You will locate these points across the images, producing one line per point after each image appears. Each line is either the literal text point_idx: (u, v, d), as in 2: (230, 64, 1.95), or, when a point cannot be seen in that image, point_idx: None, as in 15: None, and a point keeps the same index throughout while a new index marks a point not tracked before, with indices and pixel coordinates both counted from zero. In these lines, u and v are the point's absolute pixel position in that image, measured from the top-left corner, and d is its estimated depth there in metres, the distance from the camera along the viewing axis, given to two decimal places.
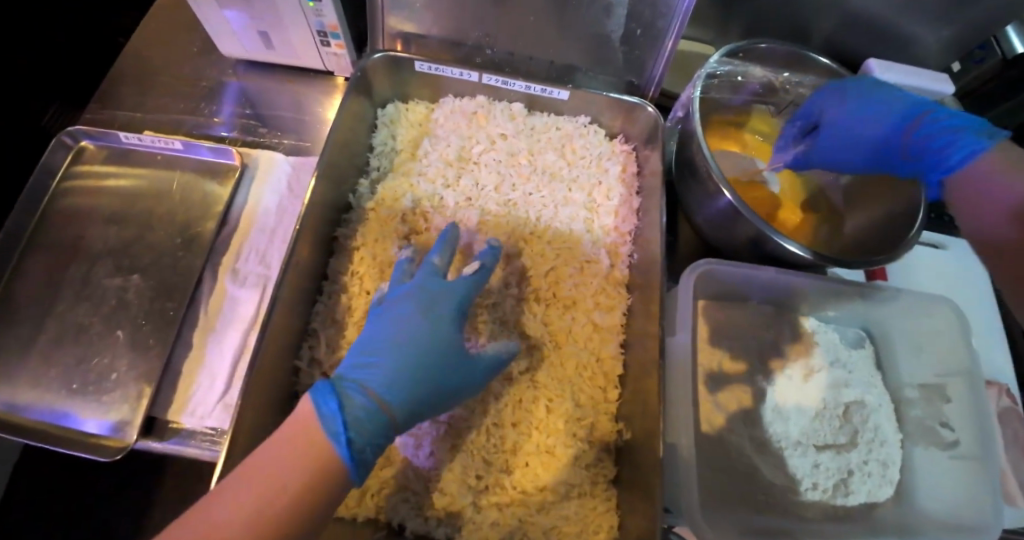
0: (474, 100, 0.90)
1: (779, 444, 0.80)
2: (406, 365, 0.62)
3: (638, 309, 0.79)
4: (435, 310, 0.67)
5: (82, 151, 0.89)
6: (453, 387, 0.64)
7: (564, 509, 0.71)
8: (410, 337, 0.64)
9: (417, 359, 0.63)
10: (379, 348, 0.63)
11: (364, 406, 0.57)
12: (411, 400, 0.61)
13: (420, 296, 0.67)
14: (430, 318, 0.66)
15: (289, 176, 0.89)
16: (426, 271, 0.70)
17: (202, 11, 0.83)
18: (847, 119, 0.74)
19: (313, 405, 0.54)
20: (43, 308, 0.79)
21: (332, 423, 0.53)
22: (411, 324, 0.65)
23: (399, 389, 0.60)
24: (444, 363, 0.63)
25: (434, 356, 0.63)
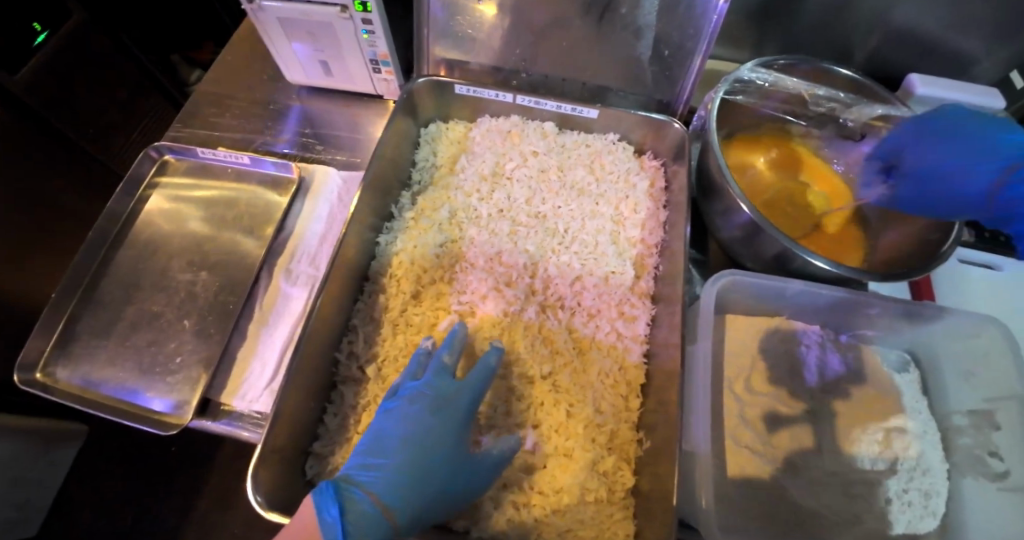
0: (508, 119, 0.96)
1: (810, 468, 0.77)
2: (406, 469, 0.66)
3: (662, 320, 0.80)
4: (442, 413, 0.71)
5: (166, 164, 1.01)
6: (451, 495, 0.66)
7: (580, 513, 0.72)
8: (413, 441, 0.68)
9: (419, 467, 0.66)
10: (385, 450, 0.68)
11: (364, 513, 0.61)
12: (414, 505, 0.64)
13: (429, 395, 0.71)
14: (437, 416, 0.70)
15: (340, 187, 0.98)
16: (437, 372, 0.74)
17: (273, 42, 0.95)
18: (935, 165, 0.69)
19: (315, 509, 0.59)
20: (125, 296, 0.90)
21: (332, 530, 0.58)
22: (416, 427, 0.69)
23: (399, 493, 0.64)
24: (446, 471, 0.67)
25: (433, 463, 0.67)
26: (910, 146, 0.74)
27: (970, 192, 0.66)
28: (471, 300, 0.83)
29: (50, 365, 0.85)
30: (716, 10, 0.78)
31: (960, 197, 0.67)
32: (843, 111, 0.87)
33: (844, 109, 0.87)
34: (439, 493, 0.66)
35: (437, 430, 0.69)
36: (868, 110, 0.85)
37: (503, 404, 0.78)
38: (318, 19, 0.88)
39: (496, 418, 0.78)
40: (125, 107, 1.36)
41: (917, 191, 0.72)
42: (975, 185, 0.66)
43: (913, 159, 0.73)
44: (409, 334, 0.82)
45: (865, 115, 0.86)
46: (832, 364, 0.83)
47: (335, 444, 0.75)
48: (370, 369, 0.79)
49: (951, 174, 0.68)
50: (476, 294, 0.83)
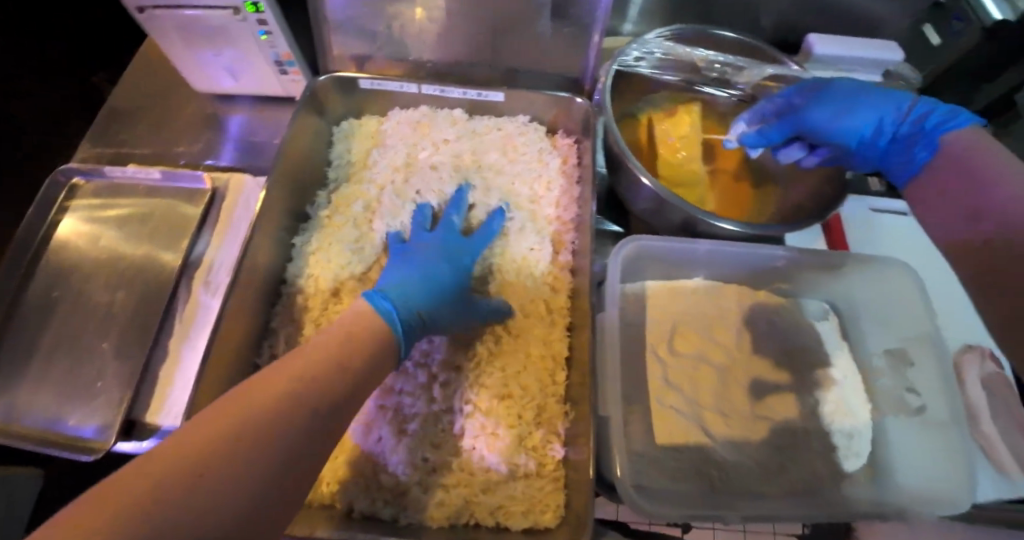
0: (418, 110, 0.94)
1: (734, 422, 0.78)
2: (432, 288, 0.74)
3: (581, 292, 0.81)
4: (453, 257, 0.81)
5: (75, 188, 0.96)
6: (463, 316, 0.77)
7: (510, 489, 0.72)
8: (433, 269, 0.77)
9: (443, 287, 0.76)
10: (411, 273, 0.75)
11: (410, 311, 0.69)
12: (438, 317, 0.74)
13: (442, 242, 0.81)
14: (450, 259, 0.80)
15: (257, 193, 0.96)
16: (447, 226, 0.84)
17: (174, 50, 0.93)
18: (847, 89, 0.72)
19: (370, 302, 0.65)
20: (41, 324, 0.88)
21: (388, 316, 0.65)
22: (436, 258, 0.79)
23: (429, 305, 0.73)
24: (460, 297, 0.77)
25: (451, 287, 0.77)
26: (808, 84, 0.77)
27: (854, 111, 0.70)
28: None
29: None
30: None
31: (869, 113, 0.70)
32: (736, 74, 0.89)
33: (736, 73, 0.89)
34: (456, 311, 0.76)
35: (450, 267, 0.79)
36: (759, 71, 0.87)
37: (427, 394, 0.78)
38: (214, 23, 0.87)
39: (423, 407, 0.77)
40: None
41: (822, 110, 0.72)
42: (884, 106, 0.69)
43: (826, 85, 0.74)
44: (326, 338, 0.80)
45: (756, 77, 0.88)
46: (758, 319, 0.85)
47: None
48: None
49: (855, 98, 0.71)
50: None
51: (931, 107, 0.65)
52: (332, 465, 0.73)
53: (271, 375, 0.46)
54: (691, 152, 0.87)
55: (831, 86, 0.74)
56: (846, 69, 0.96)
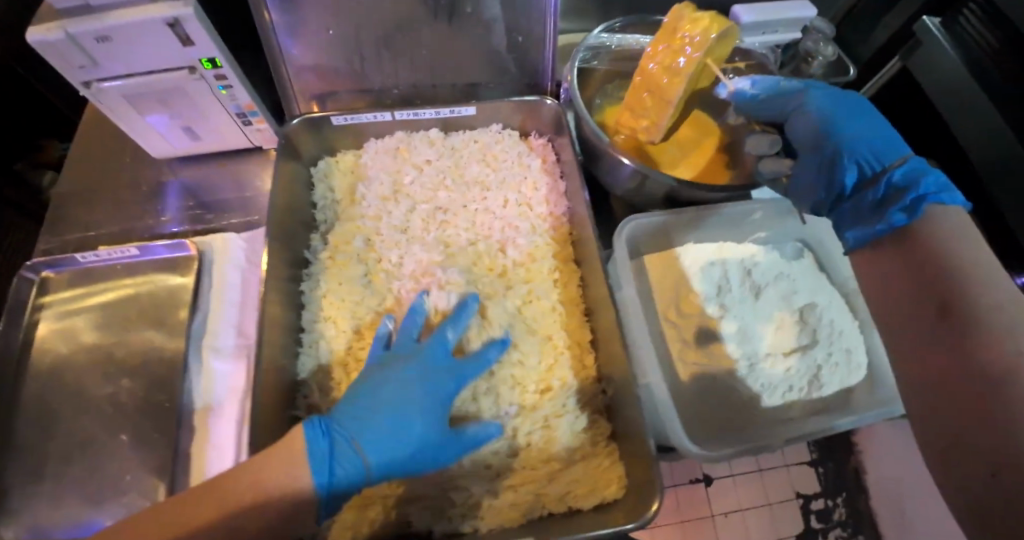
0: (393, 137, 0.96)
1: (751, 363, 0.86)
2: (398, 415, 0.68)
3: (590, 278, 0.86)
4: (432, 381, 0.71)
5: (46, 281, 0.92)
6: (439, 462, 0.69)
7: (573, 473, 0.76)
8: (401, 399, 0.69)
9: (418, 414, 0.68)
10: (382, 406, 0.68)
11: (343, 461, 0.64)
12: (398, 463, 0.67)
13: (423, 367, 0.72)
14: (426, 384, 0.71)
15: (245, 249, 0.95)
16: (440, 344, 0.75)
17: (125, 121, 0.90)
18: (871, 120, 0.75)
19: (304, 444, 0.62)
20: (44, 433, 0.82)
21: (320, 464, 0.61)
22: (417, 393, 0.69)
23: (376, 445, 0.66)
24: (438, 441, 0.69)
25: (416, 418, 0.68)
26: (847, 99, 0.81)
27: (858, 128, 0.74)
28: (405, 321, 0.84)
29: None
30: None
31: (860, 139, 0.72)
32: None
33: None
34: (431, 461, 0.69)
35: (427, 399, 0.70)
36: None
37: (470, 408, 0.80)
38: (167, 85, 0.85)
39: (470, 419, 0.80)
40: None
41: (828, 110, 0.77)
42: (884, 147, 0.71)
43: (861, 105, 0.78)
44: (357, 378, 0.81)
45: None
46: (751, 267, 0.93)
47: None
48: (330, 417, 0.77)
49: (862, 125, 0.74)
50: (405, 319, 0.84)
51: (916, 174, 0.64)
52: (399, 494, 0.75)
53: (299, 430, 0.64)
54: (673, 74, 0.80)
55: (862, 113, 0.76)
56: (770, 31, 1.05)
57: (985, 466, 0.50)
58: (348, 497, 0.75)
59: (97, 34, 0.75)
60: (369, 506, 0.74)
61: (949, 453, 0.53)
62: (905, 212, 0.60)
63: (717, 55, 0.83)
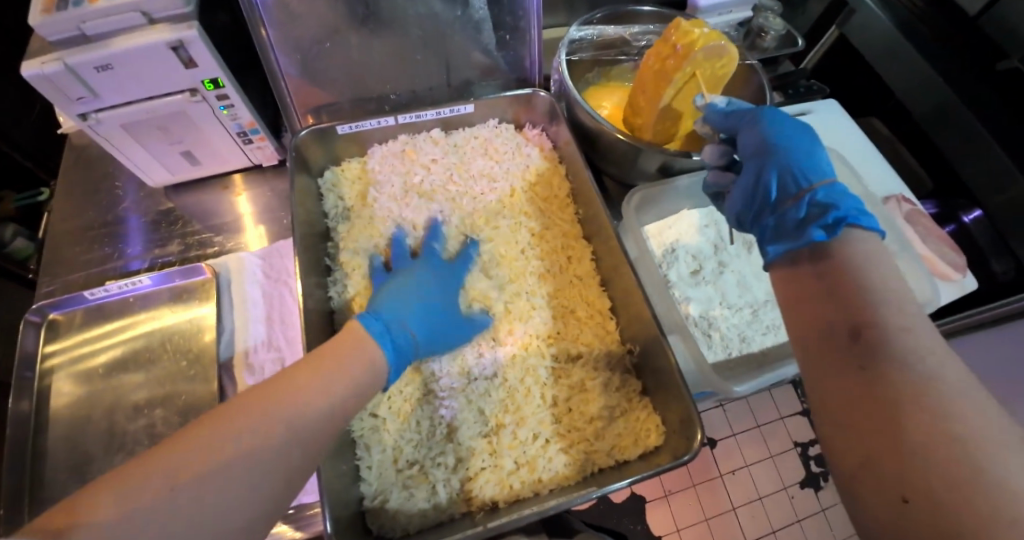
0: (397, 141, 1.00)
1: (755, 310, 0.95)
2: (418, 300, 0.81)
3: (602, 251, 0.93)
4: (428, 265, 0.86)
5: (54, 323, 0.91)
6: (449, 326, 0.83)
7: (616, 428, 0.82)
8: (420, 293, 0.82)
9: (426, 290, 0.83)
10: (400, 295, 0.81)
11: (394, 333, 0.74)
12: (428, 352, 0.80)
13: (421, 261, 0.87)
14: (427, 273, 0.85)
15: (261, 265, 0.95)
16: (431, 253, 0.89)
17: (124, 152, 0.89)
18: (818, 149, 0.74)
19: (366, 327, 0.72)
20: (82, 475, 0.81)
21: (380, 338, 0.72)
22: (415, 273, 0.84)
23: (395, 303, 0.79)
24: (443, 309, 0.83)
25: (430, 293, 0.83)
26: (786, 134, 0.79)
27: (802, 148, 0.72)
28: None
29: None
30: None
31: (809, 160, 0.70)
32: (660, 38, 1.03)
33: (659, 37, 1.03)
34: (442, 327, 0.83)
35: (425, 277, 0.84)
36: None
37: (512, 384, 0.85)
38: (167, 111, 0.85)
39: (513, 394, 0.84)
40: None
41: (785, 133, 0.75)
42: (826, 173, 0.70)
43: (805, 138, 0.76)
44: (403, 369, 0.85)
45: None
46: None
47: (386, 491, 0.77)
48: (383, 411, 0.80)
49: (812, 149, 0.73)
50: None
51: (836, 195, 0.64)
52: (461, 473, 0.79)
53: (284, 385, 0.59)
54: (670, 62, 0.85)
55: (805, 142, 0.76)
56: (725, 12, 1.16)
57: (895, 492, 0.44)
58: (412, 484, 0.78)
59: (98, 63, 0.74)
60: (434, 489, 0.77)
61: (857, 477, 0.48)
62: (826, 229, 0.59)
63: (706, 74, 0.86)
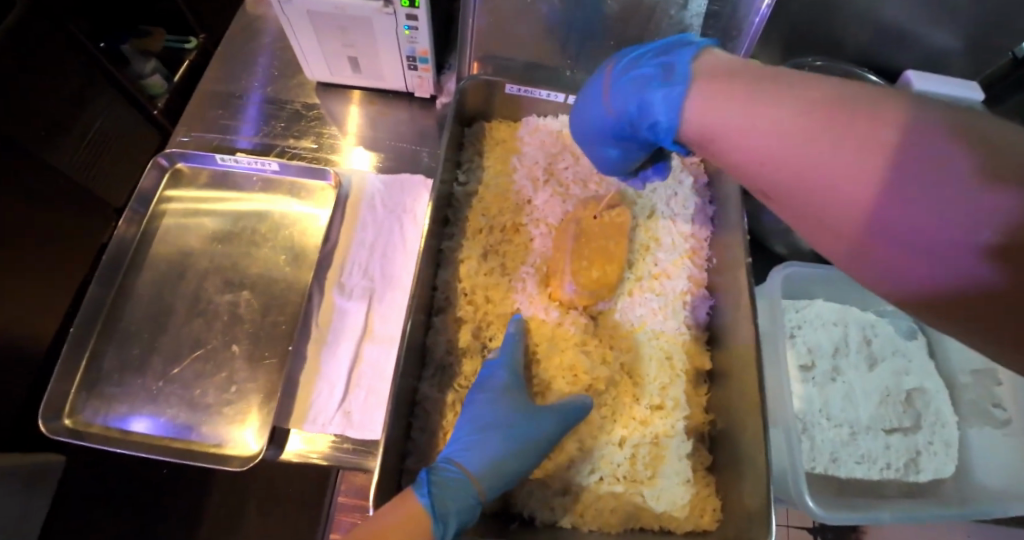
0: (556, 120, 0.95)
1: (854, 430, 0.86)
2: (473, 436, 0.71)
3: (723, 307, 0.86)
4: (492, 386, 0.75)
5: (178, 173, 0.92)
6: (529, 437, 0.71)
7: (674, 495, 0.76)
8: (474, 419, 0.72)
9: (493, 422, 0.71)
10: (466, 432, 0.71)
11: (452, 485, 0.64)
12: (500, 472, 0.68)
13: (480, 379, 0.77)
14: (488, 391, 0.75)
15: (382, 191, 0.93)
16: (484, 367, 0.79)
17: (297, 35, 0.88)
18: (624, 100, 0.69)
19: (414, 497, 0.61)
20: (158, 325, 0.83)
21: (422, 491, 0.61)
22: (479, 399, 0.74)
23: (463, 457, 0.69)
24: (510, 426, 0.71)
25: (502, 422, 0.71)
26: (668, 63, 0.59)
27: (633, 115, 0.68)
28: (532, 302, 0.84)
29: (77, 409, 0.77)
30: (758, 13, 0.80)
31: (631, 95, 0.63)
32: None
33: None
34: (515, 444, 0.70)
35: (491, 396, 0.74)
36: None
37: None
38: (355, 13, 0.83)
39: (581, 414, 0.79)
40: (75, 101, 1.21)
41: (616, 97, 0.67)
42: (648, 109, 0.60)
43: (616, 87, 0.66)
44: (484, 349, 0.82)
45: None
46: (875, 338, 0.93)
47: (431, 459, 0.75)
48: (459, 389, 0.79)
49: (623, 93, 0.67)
50: (534, 305, 0.83)
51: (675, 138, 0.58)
52: None
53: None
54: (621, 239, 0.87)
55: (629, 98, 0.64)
56: None
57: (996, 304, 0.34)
58: None
59: None
60: None
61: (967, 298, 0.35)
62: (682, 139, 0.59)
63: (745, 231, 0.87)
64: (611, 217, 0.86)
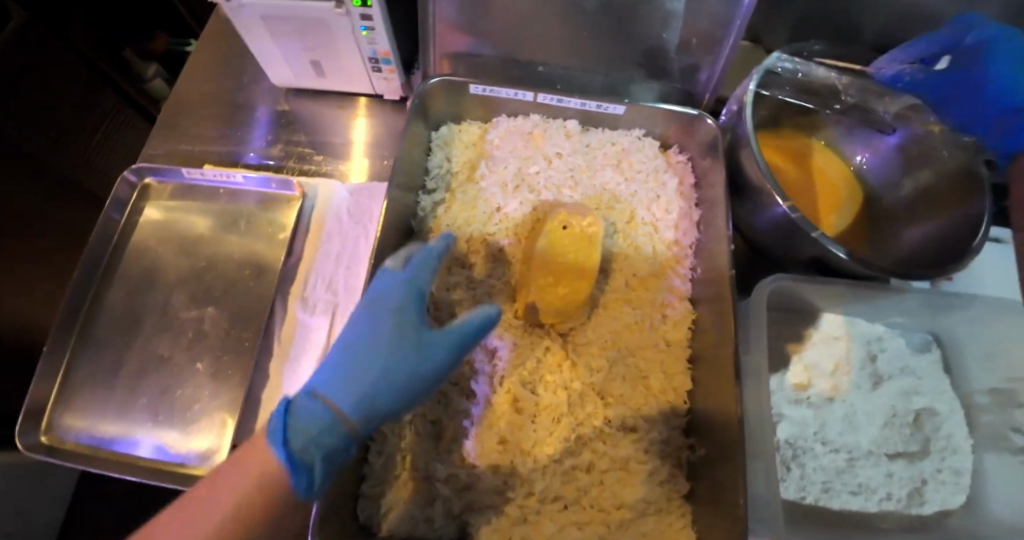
0: (528, 119, 0.90)
1: (853, 456, 0.79)
2: (358, 368, 0.59)
3: (706, 323, 0.79)
4: (381, 306, 0.64)
5: (147, 188, 0.92)
6: (426, 373, 0.61)
7: (643, 526, 0.72)
8: (361, 342, 0.61)
9: (386, 348, 0.60)
10: (354, 357, 0.60)
11: (318, 418, 0.54)
12: (377, 414, 0.58)
13: (371, 295, 0.64)
14: (383, 312, 0.63)
15: (348, 201, 0.90)
16: (382, 278, 0.66)
17: (256, 42, 0.85)
18: None
19: (266, 447, 0.51)
20: (127, 341, 0.83)
21: (274, 430, 0.52)
22: (377, 325, 0.62)
23: (336, 383, 0.57)
24: (410, 362, 0.60)
25: (401, 370, 0.60)
26: None
27: None
28: (495, 320, 0.79)
29: (52, 426, 0.78)
30: None
31: None
32: (879, 102, 0.84)
33: (879, 100, 0.84)
34: (411, 375, 0.60)
35: (387, 334, 0.62)
36: (901, 100, 0.82)
37: (538, 432, 0.74)
38: (309, 16, 0.78)
39: (542, 439, 0.74)
40: (87, 105, 1.20)
41: None
42: None
43: None
44: None
45: (898, 106, 0.83)
46: (881, 354, 0.84)
47: (386, 484, 0.72)
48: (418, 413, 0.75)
49: None
50: (498, 322, 0.79)
51: None
52: (462, 499, 0.72)
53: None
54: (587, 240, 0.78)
55: None
56: None
57: None
58: (412, 489, 0.72)
59: None
60: (431, 501, 0.71)
61: None
62: None
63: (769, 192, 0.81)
64: (581, 227, 0.79)
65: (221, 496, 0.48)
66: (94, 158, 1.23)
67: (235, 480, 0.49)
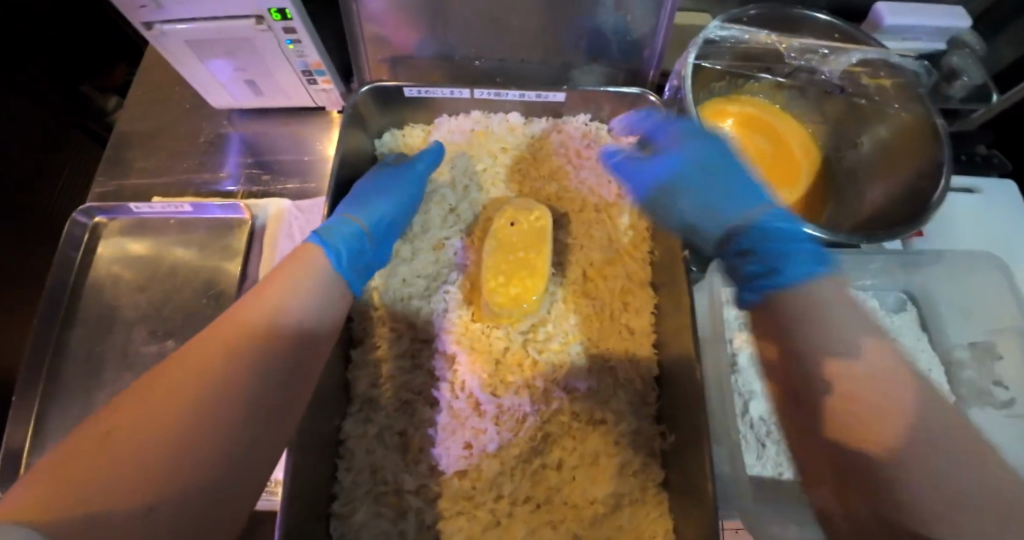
0: (469, 116, 0.87)
1: None
2: (362, 195, 0.77)
3: (666, 307, 0.77)
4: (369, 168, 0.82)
5: (99, 227, 0.91)
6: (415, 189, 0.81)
7: (619, 519, 0.71)
8: (364, 181, 0.80)
9: (379, 177, 0.80)
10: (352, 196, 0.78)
11: (347, 227, 0.71)
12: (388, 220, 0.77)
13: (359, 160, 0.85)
14: (370, 170, 0.82)
15: (299, 218, 0.89)
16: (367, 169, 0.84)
17: (183, 67, 0.83)
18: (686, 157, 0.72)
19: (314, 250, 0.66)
20: (93, 383, 0.83)
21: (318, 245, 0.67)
22: (367, 174, 0.81)
23: (354, 209, 0.75)
24: (397, 185, 0.79)
25: (390, 183, 0.79)
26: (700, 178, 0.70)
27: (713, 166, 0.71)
28: (453, 324, 0.79)
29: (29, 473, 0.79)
30: None
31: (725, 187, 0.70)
32: (821, 62, 0.77)
33: (821, 60, 0.77)
34: (408, 198, 0.80)
35: (372, 177, 0.80)
36: (845, 58, 0.75)
37: (506, 434, 0.73)
38: (230, 35, 0.77)
39: (509, 439, 0.73)
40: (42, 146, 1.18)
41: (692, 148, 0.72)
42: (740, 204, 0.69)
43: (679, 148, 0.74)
44: (399, 378, 0.77)
45: (842, 65, 0.76)
46: None
47: (357, 501, 0.72)
48: (385, 426, 0.75)
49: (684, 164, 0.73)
50: (457, 326, 0.78)
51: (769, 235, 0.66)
52: (435, 507, 0.71)
53: (138, 470, 0.39)
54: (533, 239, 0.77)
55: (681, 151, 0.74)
56: (911, 38, 0.82)
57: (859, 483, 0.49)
58: (383, 503, 0.72)
59: None
60: (404, 513, 0.72)
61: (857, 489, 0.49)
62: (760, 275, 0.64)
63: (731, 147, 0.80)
64: (528, 222, 0.78)
65: (199, 383, 0.46)
66: (49, 200, 1.21)
67: (203, 372, 0.47)
